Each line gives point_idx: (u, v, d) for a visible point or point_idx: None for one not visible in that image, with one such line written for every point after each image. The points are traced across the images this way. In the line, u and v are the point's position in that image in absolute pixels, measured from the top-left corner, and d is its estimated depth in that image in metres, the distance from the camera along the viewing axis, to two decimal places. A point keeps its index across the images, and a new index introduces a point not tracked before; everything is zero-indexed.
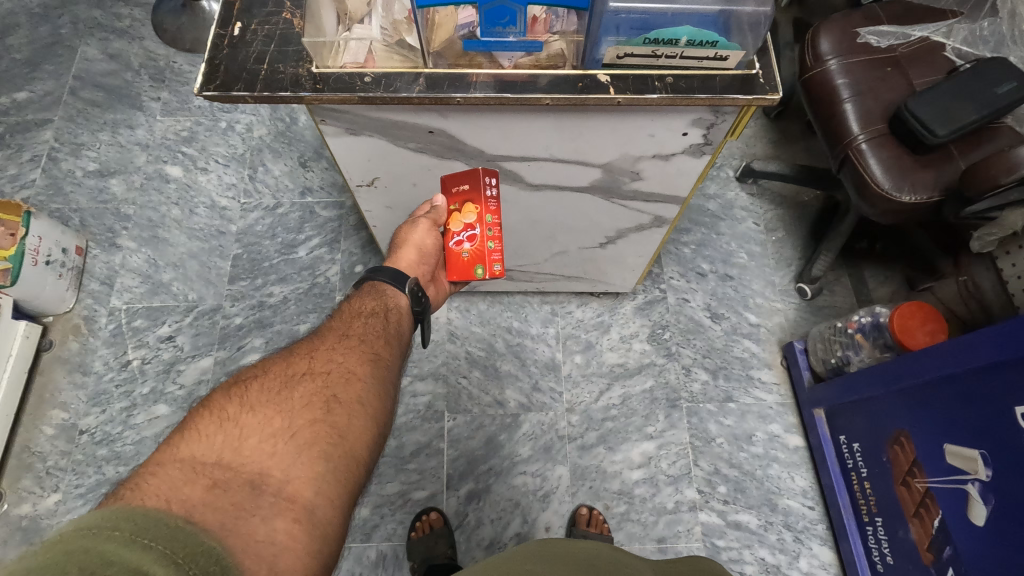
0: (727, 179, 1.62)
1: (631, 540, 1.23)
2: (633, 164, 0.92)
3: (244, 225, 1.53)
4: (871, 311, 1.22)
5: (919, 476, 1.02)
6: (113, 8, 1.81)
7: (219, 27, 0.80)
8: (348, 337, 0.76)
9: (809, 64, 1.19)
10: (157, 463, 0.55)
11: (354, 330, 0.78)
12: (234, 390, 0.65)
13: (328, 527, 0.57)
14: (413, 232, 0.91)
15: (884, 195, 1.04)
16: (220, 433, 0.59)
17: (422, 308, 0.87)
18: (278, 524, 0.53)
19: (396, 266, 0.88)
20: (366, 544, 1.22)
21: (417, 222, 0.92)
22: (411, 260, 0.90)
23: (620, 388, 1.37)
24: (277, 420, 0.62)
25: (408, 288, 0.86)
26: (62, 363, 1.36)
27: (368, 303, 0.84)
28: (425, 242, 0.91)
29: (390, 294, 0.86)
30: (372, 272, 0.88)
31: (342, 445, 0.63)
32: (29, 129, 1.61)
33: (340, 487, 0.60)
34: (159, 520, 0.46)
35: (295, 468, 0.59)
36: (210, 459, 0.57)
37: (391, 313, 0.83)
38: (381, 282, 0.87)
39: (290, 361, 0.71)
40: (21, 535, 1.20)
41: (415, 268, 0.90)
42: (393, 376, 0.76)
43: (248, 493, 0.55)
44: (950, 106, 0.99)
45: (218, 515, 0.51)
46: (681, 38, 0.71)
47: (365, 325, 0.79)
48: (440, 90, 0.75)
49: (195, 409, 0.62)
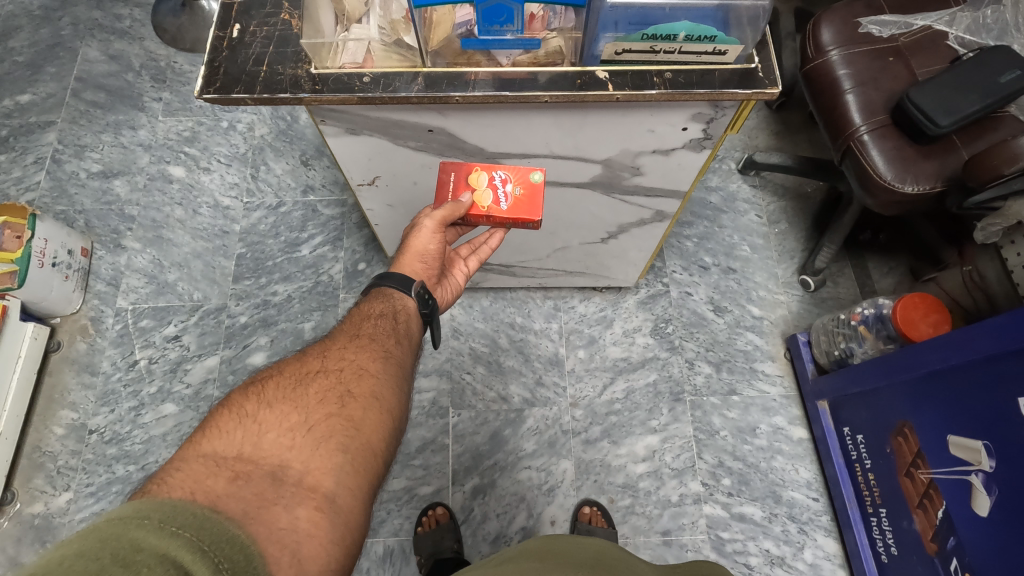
0: (729, 171, 1.62)
1: (636, 533, 1.24)
2: (633, 159, 0.92)
3: (247, 224, 1.54)
4: (875, 303, 1.21)
5: (923, 467, 1.02)
6: (113, 9, 1.81)
7: (218, 29, 0.80)
8: (358, 337, 0.77)
9: (809, 55, 1.18)
10: (180, 458, 0.56)
11: (363, 330, 0.78)
12: (251, 389, 0.65)
13: (349, 516, 0.58)
14: (416, 237, 0.88)
15: (886, 186, 1.04)
16: (239, 429, 0.60)
17: (430, 311, 0.87)
18: (300, 513, 0.54)
19: (403, 271, 0.88)
20: (373, 539, 1.24)
21: (421, 226, 0.88)
22: (416, 267, 0.88)
23: (623, 382, 1.38)
24: (294, 415, 0.63)
25: (414, 292, 0.85)
26: (70, 363, 1.37)
27: (377, 306, 0.83)
28: (427, 247, 0.88)
29: (398, 297, 0.85)
30: (379, 278, 0.87)
31: (358, 438, 0.64)
32: (32, 132, 1.62)
33: (357, 477, 0.61)
34: (187, 509, 0.47)
35: (314, 460, 0.59)
36: (230, 454, 0.57)
37: (399, 314, 0.83)
38: (387, 288, 0.86)
39: (304, 361, 0.71)
40: (33, 534, 1.22)
41: (421, 275, 0.89)
42: (405, 374, 0.77)
43: (269, 483, 0.56)
44: (953, 95, 0.98)
45: (242, 504, 0.52)
46: (679, 33, 0.71)
47: (375, 326, 0.79)
48: (439, 89, 0.75)
49: (214, 407, 0.63)
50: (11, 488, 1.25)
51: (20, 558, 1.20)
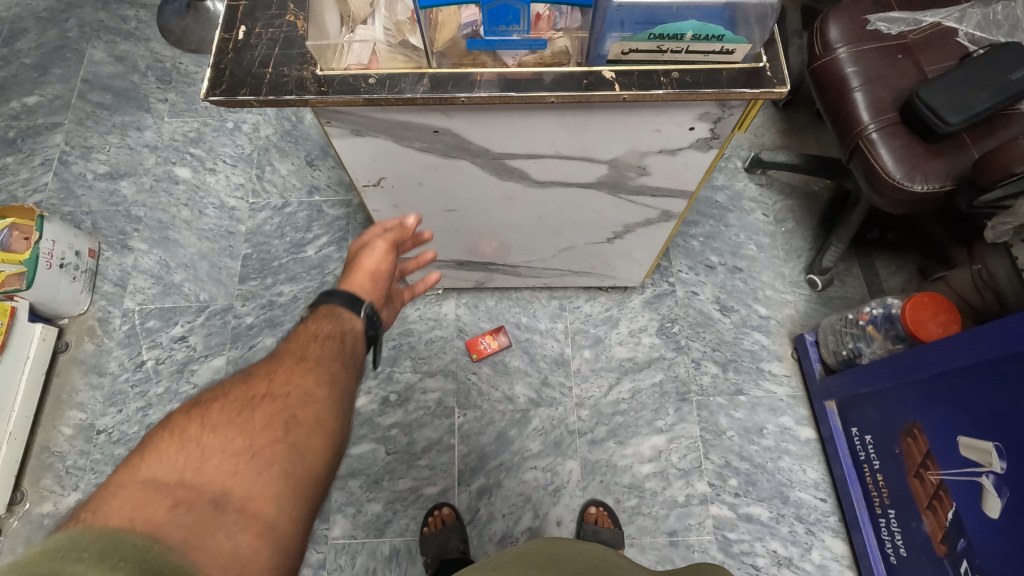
0: (736, 169, 1.61)
1: (642, 534, 1.24)
2: (639, 159, 0.92)
3: (253, 224, 1.54)
4: (883, 302, 1.20)
5: (932, 468, 1.01)
6: (119, 10, 1.82)
7: (224, 31, 0.80)
8: (304, 359, 0.71)
9: (817, 53, 1.17)
10: (110, 487, 0.51)
11: (310, 352, 0.73)
12: (192, 410, 0.60)
13: (293, 548, 0.55)
14: (368, 257, 0.90)
15: (896, 185, 1.03)
16: (180, 452, 0.56)
17: (376, 332, 0.84)
18: (242, 548, 0.51)
19: (351, 289, 0.86)
20: (379, 539, 1.24)
21: (374, 247, 0.90)
22: (366, 285, 0.87)
23: (629, 382, 1.37)
24: (238, 439, 0.58)
25: (364, 312, 0.83)
26: (78, 364, 1.38)
27: (324, 326, 0.78)
28: (379, 267, 0.90)
29: (346, 317, 0.81)
30: (326, 295, 0.83)
31: (303, 465, 0.59)
32: (39, 134, 1.63)
33: (303, 507, 0.57)
34: (123, 550, 0.44)
35: (259, 486, 0.55)
36: (170, 480, 0.53)
37: (346, 336, 0.79)
38: (336, 306, 0.82)
39: (250, 381, 0.66)
40: (43, 534, 1.23)
41: (369, 294, 0.87)
42: (352, 397, 0.72)
43: (210, 515, 0.51)
44: (964, 92, 0.97)
45: (177, 542, 0.48)
46: (687, 32, 0.70)
47: (322, 348, 0.74)
48: (445, 89, 0.75)
49: (151, 429, 0.58)
50: (20, 488, 1.26)
51: None
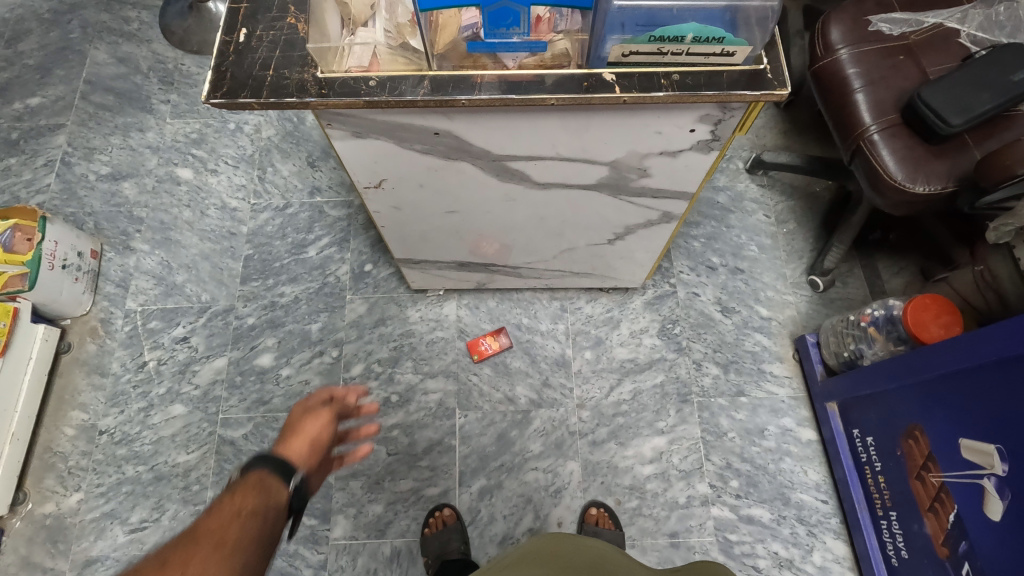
0: (737, 170, 1.61)
1: (643, 535, 1.24)
2: (640, 161, 0.92)
3: (254, 225, 1.55)
4: (885, 304, 1.20)
5: (934, 470, 1.01)
6: (122, 12, 1.82)
7: (225, 34, 0.80)
8: (225, 538, 0.64)
9: (818, 54, 1.17)
10: None
11: (233, 526, 0.66)
12: None
13: None
14: (311, 423, 0.84)
15: (897, 186, 1.03)
16: None
17: (299, 509, 0.75)
18: None
19: (286, 456, 0.78)
20: (380, 540, 1.24)
21: (318, 414, 0.85)
22: (302, 454, 0.80)
23: (630, 383, 1.37)
24: None
25: (292, 482, 0.75)
26: (80, 365, 1.38)
27: (251, 499, 0.70)
28: (319, 436, 0.83)
29: (272, 486, 0.73)
30: (258, 459, 0.75)
31: None
32: (42, 135, 1.63)
33: None
34: None
35: None
36: None
37: (268, 510, 0.70)
38: (264, 475, 0.74)
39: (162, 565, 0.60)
40: (45, 534, 1.23)
41: (304, 463, 0.79)
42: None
43: None
44: (966, 93, 0.97)
45: None
46: (687, 35, 0.70)
47: (243, 525, 0.66)
48: (445, 92, 0.75)
49: None
50: (22, 488, 1.27)
51: (33, 558, 1.22)
